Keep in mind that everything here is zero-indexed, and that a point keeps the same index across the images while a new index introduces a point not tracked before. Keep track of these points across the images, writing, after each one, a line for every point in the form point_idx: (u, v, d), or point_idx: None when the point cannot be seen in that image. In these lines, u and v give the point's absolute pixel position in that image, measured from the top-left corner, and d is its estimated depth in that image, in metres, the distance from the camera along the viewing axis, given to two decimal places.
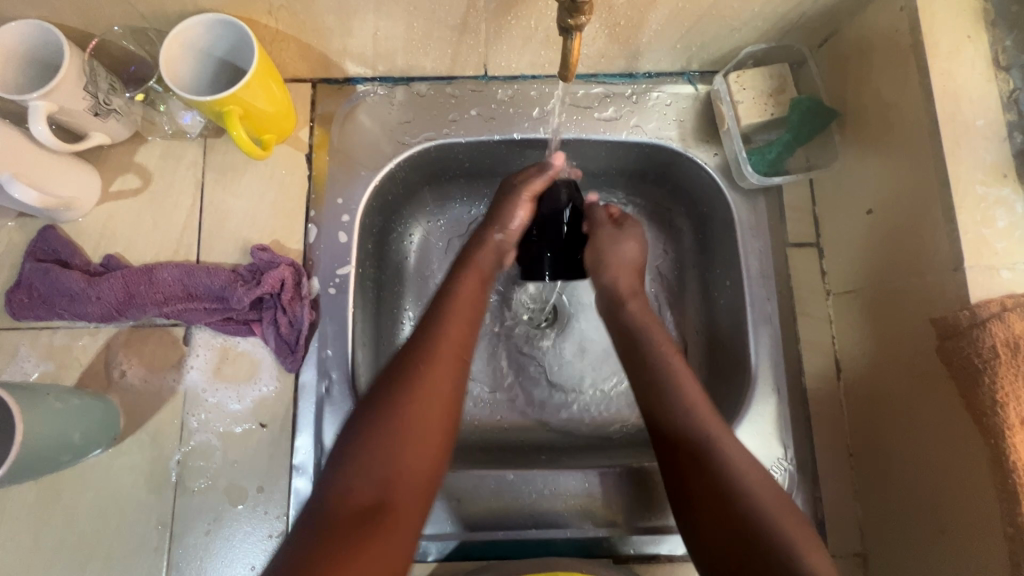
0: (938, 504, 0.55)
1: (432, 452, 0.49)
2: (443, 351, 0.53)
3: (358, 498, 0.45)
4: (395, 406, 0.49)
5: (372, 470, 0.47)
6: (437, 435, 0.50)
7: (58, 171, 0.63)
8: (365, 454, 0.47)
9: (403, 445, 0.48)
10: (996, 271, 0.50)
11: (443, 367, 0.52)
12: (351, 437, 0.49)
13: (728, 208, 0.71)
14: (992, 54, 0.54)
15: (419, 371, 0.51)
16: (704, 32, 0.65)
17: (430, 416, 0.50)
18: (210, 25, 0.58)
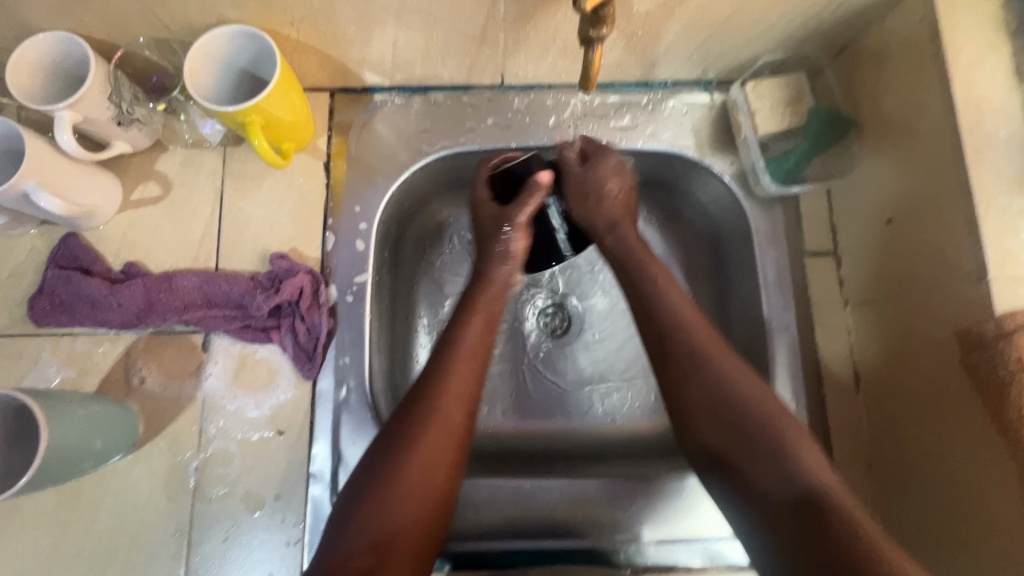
0: (959, 518, 0.55)
1: (424, 515, 0.49)
2: (448, 409, 0.52)
3: (354, 563, 0.45)
4: (394, 466, 0.49)
5: (371, 532, 0.46)
6: (430, 497, 0.49)
7: (81, 179, 0.64)
8: (362, 517, 0.47)
9: (399, 510, 0.48)
10: (1021, 282, 0.50)
11: (445, 428, 0.51)
12: (352, 495, 0.49)
13: (745, 215, 0.71)
14: (1014, 65, 0.54)
15: (420, 433, 0.50)
16: (721, 42, 0.65)
17: (427, 479, 0.49)
18: (234, 36, 0.59)
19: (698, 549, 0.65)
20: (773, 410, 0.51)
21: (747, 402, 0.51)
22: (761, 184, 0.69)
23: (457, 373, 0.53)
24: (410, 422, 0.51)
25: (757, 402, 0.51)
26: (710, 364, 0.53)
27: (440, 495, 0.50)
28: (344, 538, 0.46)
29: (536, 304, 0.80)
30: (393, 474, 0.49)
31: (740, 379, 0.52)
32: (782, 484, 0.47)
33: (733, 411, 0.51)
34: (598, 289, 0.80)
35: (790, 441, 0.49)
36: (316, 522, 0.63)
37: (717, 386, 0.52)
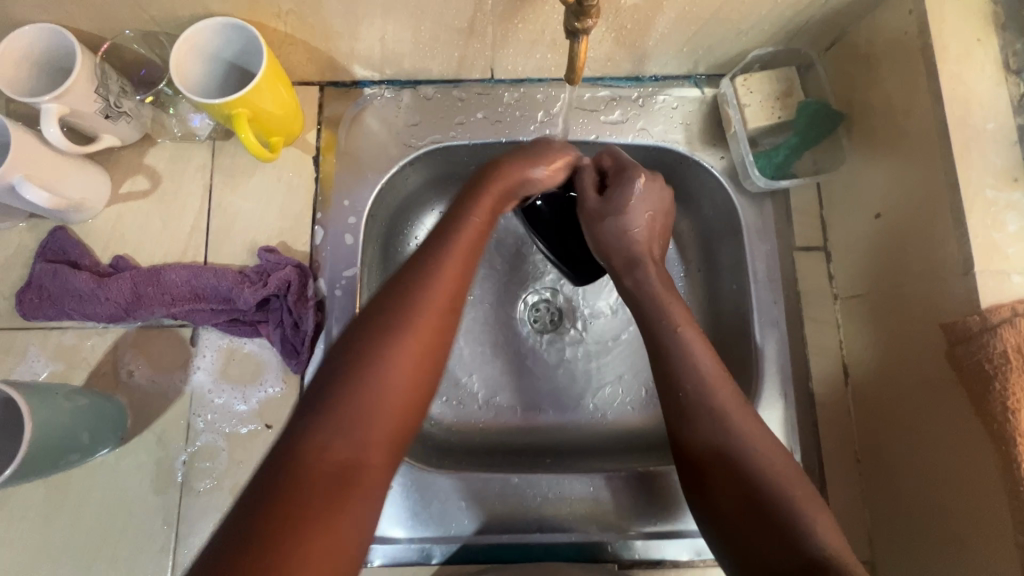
0: (946, 513, 0.54)
1: (406, 407, 0.43)
2: (436, 295, 0.47)
3: (330, 454, 0.39)
4: (371, 353, 0.43)
5: (348, 428, 0.40)
6: (410, 386, 0.44)
7: (68, 172, 0.64)
8: (334, 412, 0.41)
9: (378, 402, 0.42)
10: (1008, 275, 0.50)
11: (432, 313, 0.46)
12: (311, 402, 0.42)
13: (735, 210, 0.71)
14: (1003, 58, 0.54)
15: (400, 317, 0.45)
16: (710, 36, 0.65)
17: (407, 367, 0.44)
18: (220, 28, 0.59)
19: (685, 544, 0.65)
20: (776, 454, 0.48)
21: (750, 447, 0.48)
22: (751, 179, 0.69)
23: (448, 262, 0.49)
24: (392, 310, 0.45)
25: (766, 449, 0.48)
26: (721, 404, 0.50)
27: (422, 389, 0.45)
28: (314, 432, 0.40)
29: (527, 299, 0.80)
30: (367, 361, 0.43)
31: (750, 421, 0.49)
32: (781, 539, 0.44)
33: (737, 453, 0.48)
34: (589, 284, 0.80)
35: (791, 485, 0.46)
36: None
37: (729, 429, 0.48)
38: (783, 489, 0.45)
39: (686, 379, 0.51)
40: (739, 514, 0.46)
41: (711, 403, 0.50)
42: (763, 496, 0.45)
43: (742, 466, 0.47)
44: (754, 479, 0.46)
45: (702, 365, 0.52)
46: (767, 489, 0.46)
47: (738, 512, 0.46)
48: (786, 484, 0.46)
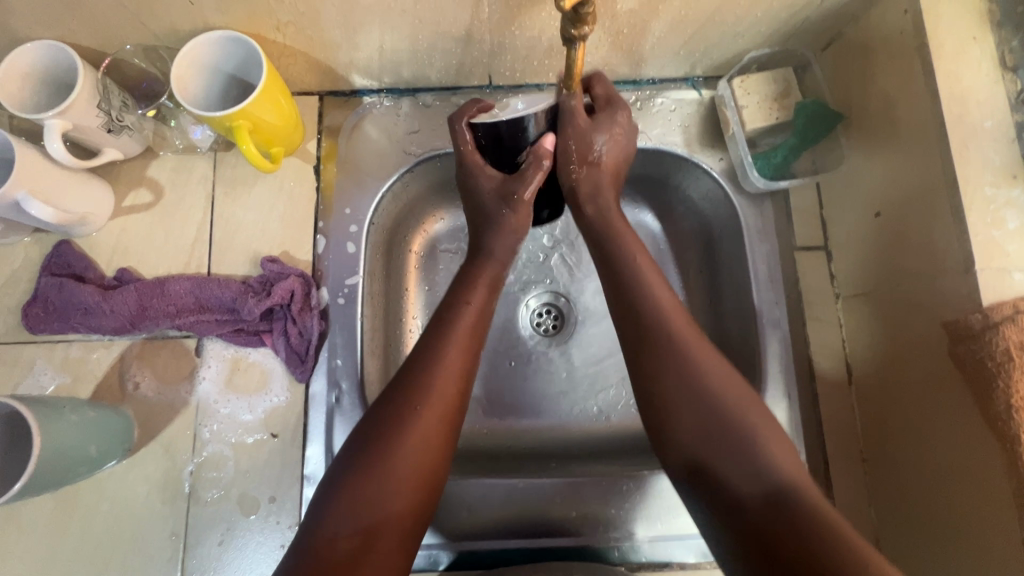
0: (955, 514, 0.54)
1: (414, 501, 0.48)
2: (441, 387, 0.52)
3: (342, 542, 0.45)
4: (384, 448, 0.48)
5: (357, 515, 0.46)
6: (420, 474, 0.49)
7: (72, 186, 0.65)
8: (343, 503, 0.46)
9: (390, 488, 0.47)
10: (1008, 273, 0.50)
11: (441, 406, 0.51)
12: (344, 464, 0.49)
13: (735, 210, 0.71)
14: (999, 55, 0.54)
15: (412, 412, 0.50)
16: (706, 38, 0.65)
17: (417, 457, 0.49)
18: (219, 41, 0.59)
19: (692, 545, 0.65)
20: (729, 380, 0.51)
21: (712, 385, 0.50)
22: (750, 179, 0.69)
23: (453, 348, 0.54)
24: (417, 372, 0.52)
25: (731, 385, 0.51)
26: (680, 330, 0.53)
27: (432, 471, 0.50)
28: (330, 519, 0.46)
29: (529, 302, 0.80)
30: (382, 456, 0.48)
31: (700, 350, 0.52)
32: (742, 467, 0.47)
33: (695, 376, 0.51)
34: (592, 287, 0.80)
35: (744, 410, 0.49)
36: None
37: (697, 386, 0.50)
38: (741, 417, 0.49)
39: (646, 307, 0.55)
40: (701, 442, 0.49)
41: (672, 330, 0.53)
42: (720, 425, 0.49)
43: (704, 396, 0.50)
44: (717, 411, 0.49)
45: (660, 303, 0.55)
46: (714, 404, 0.50)
47: (706, 432, 0.49)
48: (742, 411, 0.49)
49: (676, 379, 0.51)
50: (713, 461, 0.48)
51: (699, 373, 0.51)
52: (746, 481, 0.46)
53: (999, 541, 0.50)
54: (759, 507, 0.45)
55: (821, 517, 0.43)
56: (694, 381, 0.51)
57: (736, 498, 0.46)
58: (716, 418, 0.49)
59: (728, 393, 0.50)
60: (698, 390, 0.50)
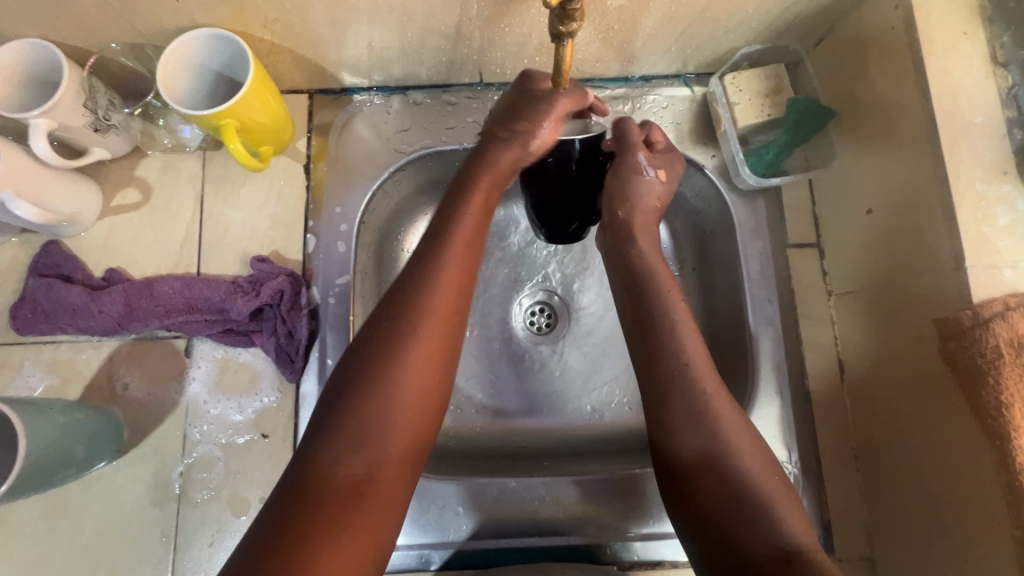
0: (946, 511, 0.54)
1: (420, 423, 0.47)
2: (441, 309, 0.49)
3: (345, 467, 0.43)
4: (385, 368, 0.46)
5: (364, 440, 0.44)
6: (425, 394, 0.47)
7: (59, 186, 0.64)
8: (345, 427, 0.44)
9: (393, 413, 0.45)
10: (999, 269, 0.50)
11: (440, 327, 0.48)
12: (341, 385, 0.46)
13: (727, 207, 0.70)
14: (990, 51, 0.54)
15: (411, 331, 0.47)
16: (697, 34, 0.65)
17: (419, 376, 0.47)
18: (205, 39, 0.59)
19: None
20: (754, 450, 0.49)
21: (734, 441, 0.49)
22: (742, 176, 0.69)
23: (448, 261, 0.51)
24: (414, 292, 0.49)
25: (756, 459, 0.49)
26: (698, 378, 0.52)
27: (433, 391, 0.48)
28: (330, 445, 0.43)
29: (522, 301, 0.80)
30: (382, 376, 0.46)
31: (728, 418, 0.50)
32: (758, 527, 0.46)
33: (713, 423, 0.50)
34: (585, 285, 0.80)
35: (763, 482, 0.48)
36: None
37: (720, 436, 0.49)
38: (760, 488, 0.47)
39: (674, 364, 0.52)
40: (717, 505, 0.47)
41: (700, 395, 0.51)
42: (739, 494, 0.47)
43: (724, 459, 0.48)
44: (739, 481, 0.48)
45: (689, 365, 0.52)
46: (724, 454, 0.49)
47: (722, 474, 0.48)
48: (752, 466, 0.48)
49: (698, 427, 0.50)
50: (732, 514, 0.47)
51: (719, 423, 0.50)
52: (761, 546, 0.45)
53: (988, 538, 0.50)
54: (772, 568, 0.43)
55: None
56: (715, 429, 0.49)
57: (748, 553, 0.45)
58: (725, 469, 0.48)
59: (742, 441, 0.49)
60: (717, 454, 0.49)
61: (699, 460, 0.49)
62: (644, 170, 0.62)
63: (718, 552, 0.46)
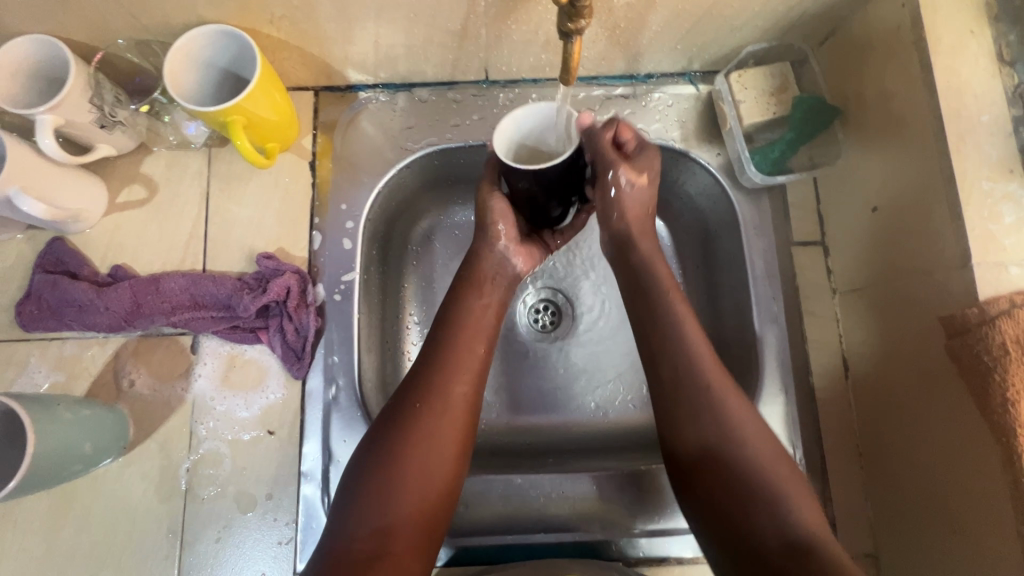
0: (952, 506, 0.54)
1: (433, 507, 0.51)
2: (452, 397, 0.55)
3: (361, 542, 0.48)
4: (404, 454, 0.51)
5: (377, 518, 0.49)
6: (440, 482, 0.52)
7: (65, 183, 0.64)
8: (364, 506, 0.49)
9: (404, 494, 0.50)
10: (1005, 267, 0.50)
11: (453, 414, 0.54)
12: (360, 468, 0.52)
13: (732, 206, 0.71)
14: (997, 49, 0.54)
15: (428, 420, 0.53)
16: (704, 32, 0.65)
17: (432, 464, 0.52)
18: (212, 35, 0.59)
19: (690, 540, 0.65)
20: (760, 436, 0.52)
21: (740, 429, 0.52)
22: (748, 174, 0.69)
23: (457, 353, 0.57)
24: (428, 380, 0.55)
25: (765, 443, 0.51)
26: (701, 365, 0.54)
27: (448, 478, 0.53)
28: (349, 522, 0.49)
29: (526, 299, 0.80)
30: (401, 462, 0.51)
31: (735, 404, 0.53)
32: (768, 515, 0.48)
33: (721, 411, 0.52)
34: (589, 282, 0.80)
35: (772, 467, 0.50)
36: (309, 521, 0.63)
37: (725, 424, 0.52)
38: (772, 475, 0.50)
39: (678, 353, 0.55)
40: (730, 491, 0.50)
41: (708, 383, 0.53)
42: (751, 478, 0.50)
43: (733, 452, 0.51)
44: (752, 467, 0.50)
45: (694, 351, 0.55)
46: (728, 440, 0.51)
47: (727, 463, 0.51)
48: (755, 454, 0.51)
49: (701, 417, 0.52)
50: (739, 500, 0.49)
51: (723, 413, 0.52)
52: (774, 533, 0.47)
53: (991, 539, 0.50)
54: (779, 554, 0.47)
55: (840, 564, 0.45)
56: (721, 419, 0.52)
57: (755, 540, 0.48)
58: (733, 457, 0.51)
59: (745, 429, 0.52)
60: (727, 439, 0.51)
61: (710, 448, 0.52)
62: (622, 184, 0.58)
63: (732, 538, 0.49)
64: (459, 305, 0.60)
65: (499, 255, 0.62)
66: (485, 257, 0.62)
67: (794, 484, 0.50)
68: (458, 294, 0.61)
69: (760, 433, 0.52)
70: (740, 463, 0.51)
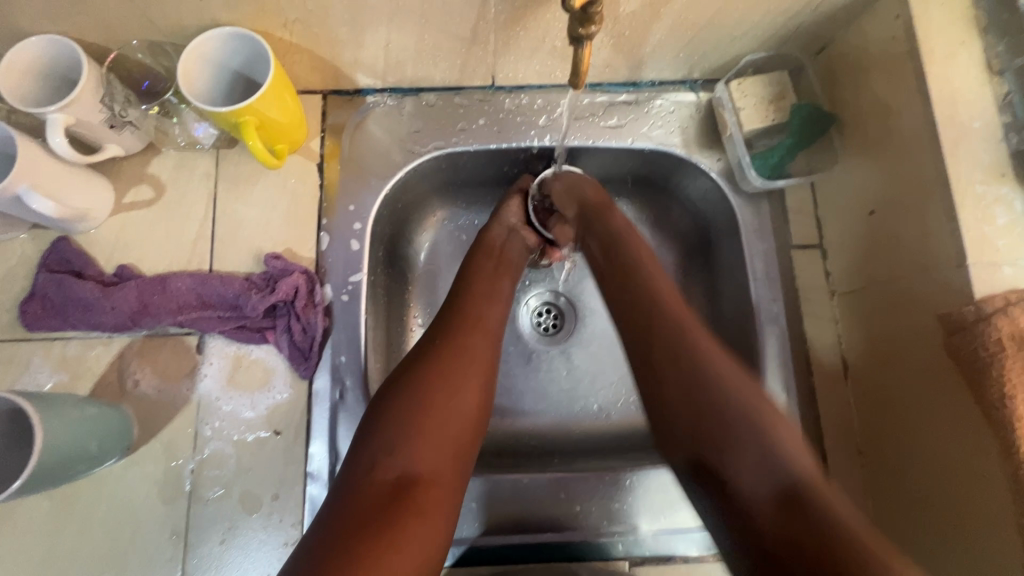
0: (955, 483, 0.55)
1: (460, 439, 0.51)
2: (473, 341, 0.56)
3: (386, 474, 0.47)
4: (426, 385, 0.52)
5: (400, 453, 0.48)
6: (465, 412, 0.52)
7: (74, 182, 0.64)
8: (385, 440, 0.49)
9: (429, 429, 0.50)
10: (1000, 267, 0.52)
11: (474, 354, 0.55)
12: (380, 407, 0.51)
13: (733, 209, 0.73)
14: (986, 59, 0.56)
15: (451, 354, 0.54)
16: (705, 41, 0.67)
17: (458, 400, 0.52)
18: (226, 38, 0.60)
19: (694, 538, 0.65)
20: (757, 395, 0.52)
21: (719, 383, 0.52)
22: (748, 179, 0.71)
23: (474, 306, 0.60)
24: (449, 329, 0.57)
25: (789, 444, 0.49)
26: (664, 313, 0.57)
27: (472, 407, 0.53)
28: (370, 458, 0.48)
29: (529, 302, 0.81)
30: (423, 391, 0.51)
31: (760, 397, 0.51)
32: (750, 463, 0.48)
33: (703, 373, 0.53)
34: (591, 286, 0.82)
35: (738, 391, 0.52)
36: None
37: (697, 365, 0.54)
38: (763, 428, 0.50)
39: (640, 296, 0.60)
40: (684, 421, 0.52)
41: (678, 341, 0.55)
42: (714, 417, 0.51)
43: (706, 394, 0.52)
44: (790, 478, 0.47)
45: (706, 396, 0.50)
46: (706, 413, 0.51)
47: (716, 418, 0.51)
48: (742, 406, 0.51)
49: (662, 364, 0.55)
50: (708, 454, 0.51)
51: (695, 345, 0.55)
52: (761, 477, 0.47)
53: (990, 515, 0.51)
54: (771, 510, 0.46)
55: (835, 519, 0.44)
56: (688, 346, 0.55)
57: (748, 492, 0.47)
58: (722, 443, 0.50)
59: (739, 410, 0.51)
60: (727, 420, 0.51)
61: (680, 381, 0.54)
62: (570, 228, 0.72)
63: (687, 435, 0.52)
64: (469, 261, 0.66)
65: (506, 226, 0.70)
66: (494, 227, 0.70)
67: (793, 439, 0.49)
68: (473, 255, 0.67)
69: None
70: (723, 454, 0.50)
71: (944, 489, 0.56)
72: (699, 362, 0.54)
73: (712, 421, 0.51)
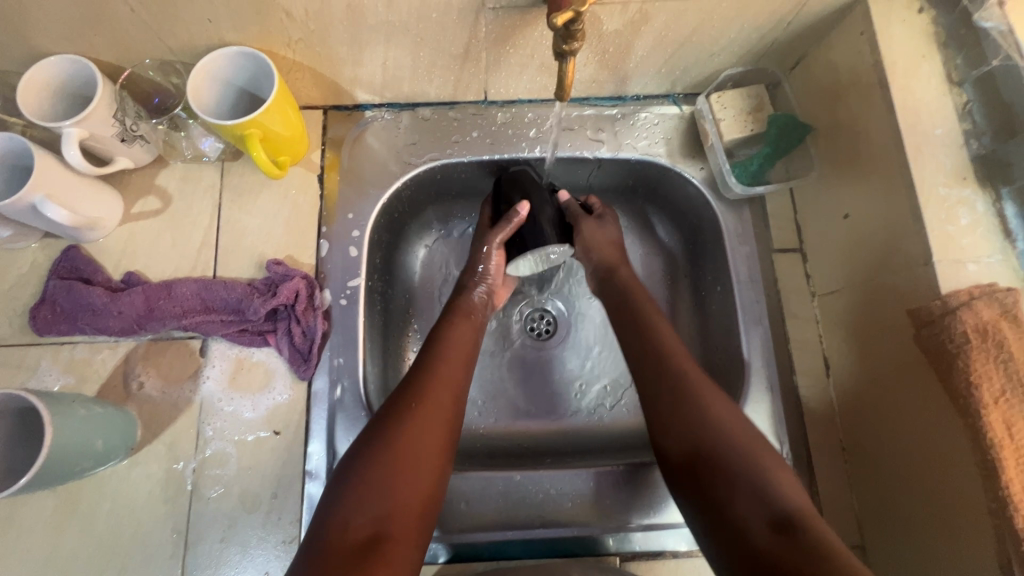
0: (933, 484, 0.56)
1: (425, 495, 0.53)
2: (441, 397, 0.59)
3: (355, 529, 0.49)
4: (394, 438, 0.54)
5: (366, 507, 0.50)
6: (431, 465, 0.54)
7: (86, 193, 0.67)
8: (355, 496, 0.51)
9: (397, 483, 0.52)
10: (963, 264, 0.55)
11: (440, 411, 0.58)
12: (349, 463, 0.53)
13: (716, 216, 0.76)
14: (946, 71, 0.60)
15: (418, 408, 0.57)
16: (685, 58, 0.71)
17: (424, 454, 0.54)
18: (233, 55, 0.63)
19: (683, 533, 0.66)
20: (734, 420, 0.56)
21: (716, 415, 0.56)
22: (729, 186, 0.74)
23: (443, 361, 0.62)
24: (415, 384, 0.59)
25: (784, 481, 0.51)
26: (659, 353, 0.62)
27: (437, 460, 0.55)
28: (340, 514, 0.50)
29: (523, 308, 0.84)
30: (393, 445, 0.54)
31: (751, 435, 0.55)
32: (749, 489, 0.51)
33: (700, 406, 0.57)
34: (582, 292, 0.84)
35: (731, 426, 0.55)
36: None
37: (691, 395, 0.58)
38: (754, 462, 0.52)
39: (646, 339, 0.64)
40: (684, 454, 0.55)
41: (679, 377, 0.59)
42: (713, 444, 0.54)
43: (705, 420, 0.56)
44: (782, 507, 0.49)
45: (704, 401, 0.57)
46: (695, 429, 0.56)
47: (714, 438, 0.54)
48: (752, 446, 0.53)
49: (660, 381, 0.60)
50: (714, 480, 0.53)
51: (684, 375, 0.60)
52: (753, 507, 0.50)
53: (967, 519, 0.53)
54: (767, 534, 0.48)
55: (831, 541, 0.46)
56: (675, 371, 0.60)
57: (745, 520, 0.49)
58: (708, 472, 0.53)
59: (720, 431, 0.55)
60: (728, 453, 0.53)
61: (679, 420, 0.57)
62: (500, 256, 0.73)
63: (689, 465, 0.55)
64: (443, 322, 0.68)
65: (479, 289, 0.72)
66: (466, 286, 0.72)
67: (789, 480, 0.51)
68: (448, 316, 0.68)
69: (747, 428, 0.56)
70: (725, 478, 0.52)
71: (921, 493, 0.58)
72: (692, 400, 0.57)
73: (705, 455, 0.54)
